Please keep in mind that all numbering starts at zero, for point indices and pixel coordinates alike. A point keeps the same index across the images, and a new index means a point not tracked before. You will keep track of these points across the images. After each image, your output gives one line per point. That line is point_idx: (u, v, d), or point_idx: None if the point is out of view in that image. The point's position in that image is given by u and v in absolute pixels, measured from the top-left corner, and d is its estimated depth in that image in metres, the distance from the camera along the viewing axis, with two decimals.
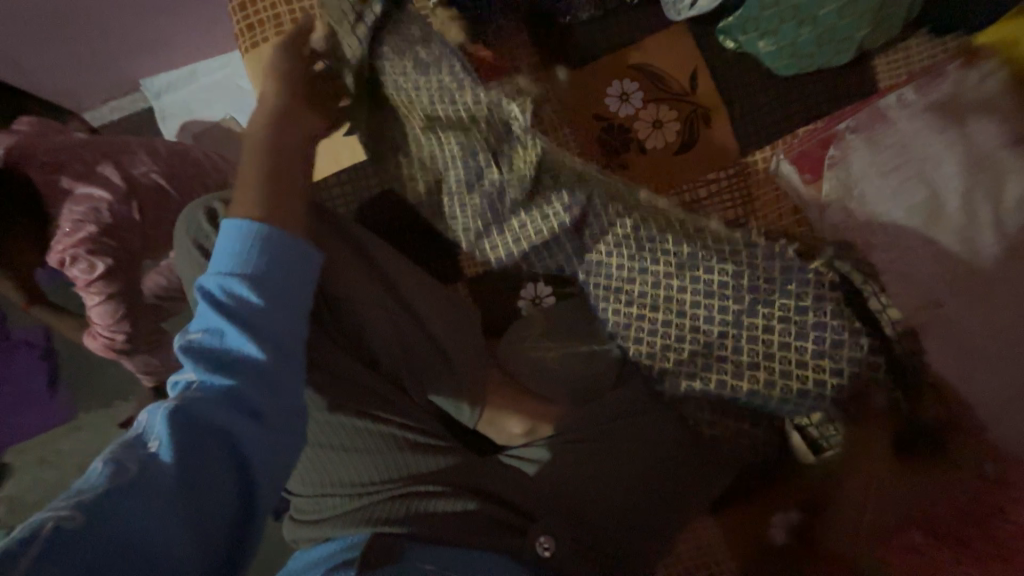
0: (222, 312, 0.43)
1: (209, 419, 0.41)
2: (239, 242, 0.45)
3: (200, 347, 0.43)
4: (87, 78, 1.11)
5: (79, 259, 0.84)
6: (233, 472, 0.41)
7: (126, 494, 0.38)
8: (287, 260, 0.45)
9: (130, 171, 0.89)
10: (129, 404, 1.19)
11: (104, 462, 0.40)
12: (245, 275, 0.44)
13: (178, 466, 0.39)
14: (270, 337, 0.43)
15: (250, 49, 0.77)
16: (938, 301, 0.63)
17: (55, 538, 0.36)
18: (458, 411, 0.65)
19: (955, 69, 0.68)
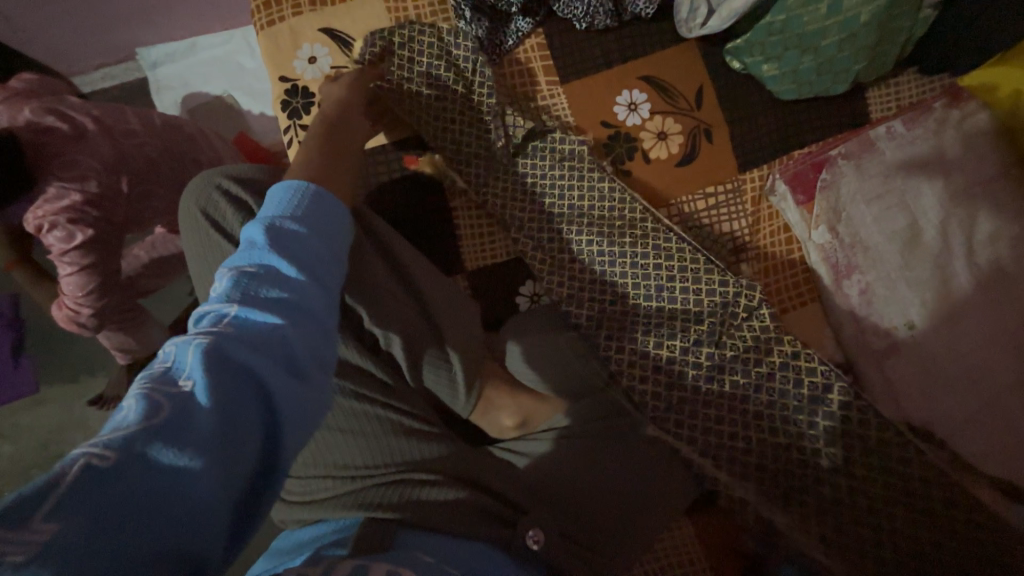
0: (270, 254, 0.41)
1: (251, 356, 0.36)
2: (290, 194, 0.44)
3: (247, 280, 0.39)
4: (81, 42, 1.08)
5: (56, 226, 0.80)
6: (270, 420, 0.36)
7: (159, 435, 0.32)
8: (333, 217, 0.45)
9: (122, 141, 0.86)
10: (98, 379, 1.15)
11: (132, 401, 0.34)
12: (294, 223, 0.43)
13: (216, 408, 0.34)
14: (314, 279, 0.41)
15: (264, 26, 0.76)
16: (913, 324, 0.68)
17: (85, 477, 0.30)
18: (452, 400, 0.66)
19: (940, 108, 0.73)
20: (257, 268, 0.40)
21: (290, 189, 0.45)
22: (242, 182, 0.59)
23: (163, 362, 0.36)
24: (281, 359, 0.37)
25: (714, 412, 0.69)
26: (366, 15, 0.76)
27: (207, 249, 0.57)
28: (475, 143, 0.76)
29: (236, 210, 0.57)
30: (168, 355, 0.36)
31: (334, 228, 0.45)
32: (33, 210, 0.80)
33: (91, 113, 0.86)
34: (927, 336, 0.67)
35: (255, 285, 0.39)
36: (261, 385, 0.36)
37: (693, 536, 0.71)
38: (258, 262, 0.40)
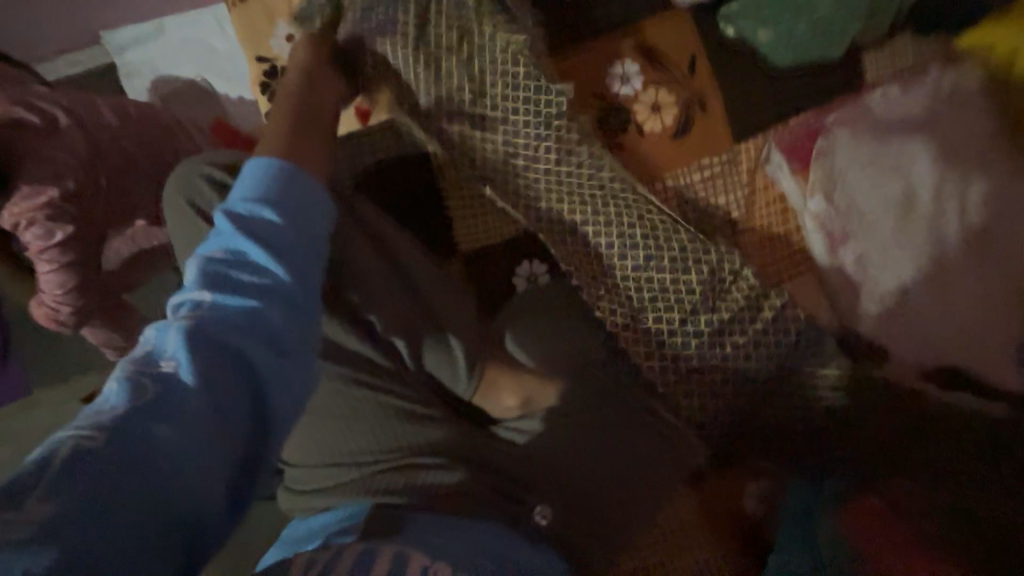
0: (238, 231, 0.42)
1: (226, 339, 0.39)
2: (260, 167, 0.46)
3: (216, 262, 0.41)
4: (36, 24, 1.01)
5: (36, 223, 0.78)
6: (248, 399, 0.39)
7: (145, 415, 0.36)
8: (307, 187, 0.46)
9: (89, 132, 0.81)
10: (89, 377, 1.13)
11: (117, 382, 0.38)
12: (267, 201, 0.44)
13: (199, 391, 0.37)
14: (289, 257, 0.43)
15: (237, 3, 0.72)
16: (905, 289, 0.69)
17: (75, 457, 0.34)
18: (453, 381, 0.66)
19: (935, 70, 0.72)
20: (224, 252, 0.42)
21: (258, 164, 0.46)
22: (228, 170, 0.57)
23: (145, 346, 0.40)
24: (256, 341, 0.40)
25: (708, 376, 0.71)
26: None
27: (196, 241, 0.55)
28: (448, 109, 0.69)
29: (224, 199, 0.55)
30: (149, 342, 0.40)
31: (309, 209, 0.46)
32: (6, 208, 0.77)
33: (59, 104, 0.81)
34: (919, 300, 0.68)
35: (228, 267, 0.42)
36: (243, 368, 0.39)
37: (696, 511, 0.72)
38: (229, 246, 0.42)
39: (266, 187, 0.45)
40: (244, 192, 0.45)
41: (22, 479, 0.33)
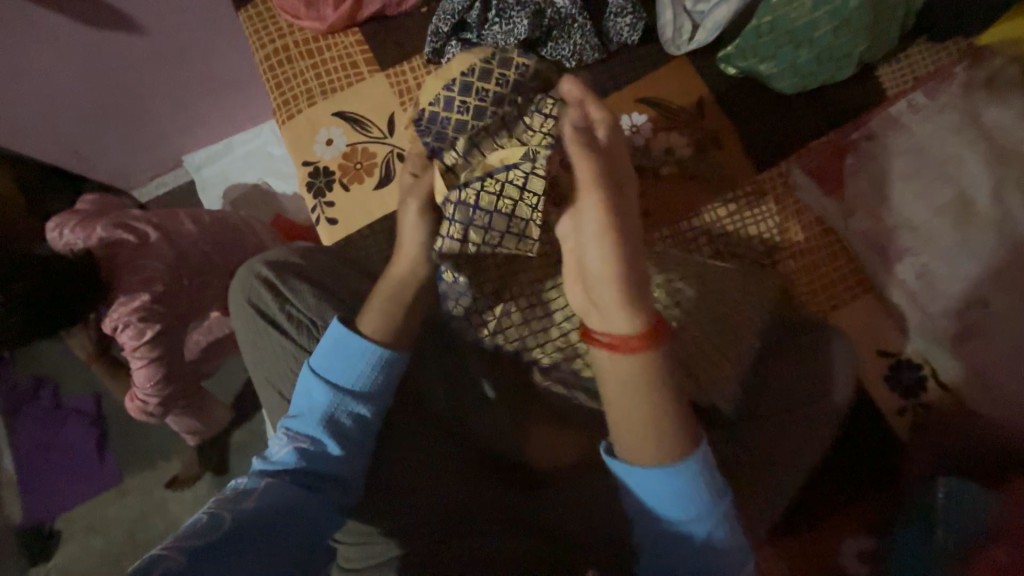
0: (328, 419, 0.57)
1: (295, 499, 0.53)
2: (364, 356, 0.57)
3: (302, 444, 0.56)
4: (134, 161, 1.22)
5: (131, 324, 0.89)
6: (299, 547, 0.52)
7: (222, 545, 0.48)
8: (386, 387, 0.59)
9: (174, 244, 0.94)
10: (172, 463, 1.22)
11: (206, 514, 0.51)
12: (350, 394, 0.57)
13: (266, 534, 0.50)
14: (352, 443, 0.57)
15: (285, 121, 0.84)
16: (986, 299, 0.63)
17: (165, 574, 0.44)
18: (499, 440, 0.67)
19: (962, 71, 0.69)
20: (308, 437, 0.57)
21: (363, 347, 0.57)
22: (278, 267, 0.63)
23: (235, 487, 0.55)
24: (313, 505, 0.54)
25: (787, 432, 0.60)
26: (372, 94, 0.83)
27: (256, 334, 0.62)
28: None
29: (275, 295, 0.61)
30: (238, 484, 0.55)
31: (381, 395, 0.59)
32: (110, 313, 0.89)
33: (150, 223, 0.95)
34: (1005, 311, 0.62)
35: (308, 447, 0.56)
36: (299, 519, 0.53)
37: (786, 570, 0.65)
38: (310, 431, 0.57)
39: (347, 374, 0.58)
40: (342, 374, 0.57)
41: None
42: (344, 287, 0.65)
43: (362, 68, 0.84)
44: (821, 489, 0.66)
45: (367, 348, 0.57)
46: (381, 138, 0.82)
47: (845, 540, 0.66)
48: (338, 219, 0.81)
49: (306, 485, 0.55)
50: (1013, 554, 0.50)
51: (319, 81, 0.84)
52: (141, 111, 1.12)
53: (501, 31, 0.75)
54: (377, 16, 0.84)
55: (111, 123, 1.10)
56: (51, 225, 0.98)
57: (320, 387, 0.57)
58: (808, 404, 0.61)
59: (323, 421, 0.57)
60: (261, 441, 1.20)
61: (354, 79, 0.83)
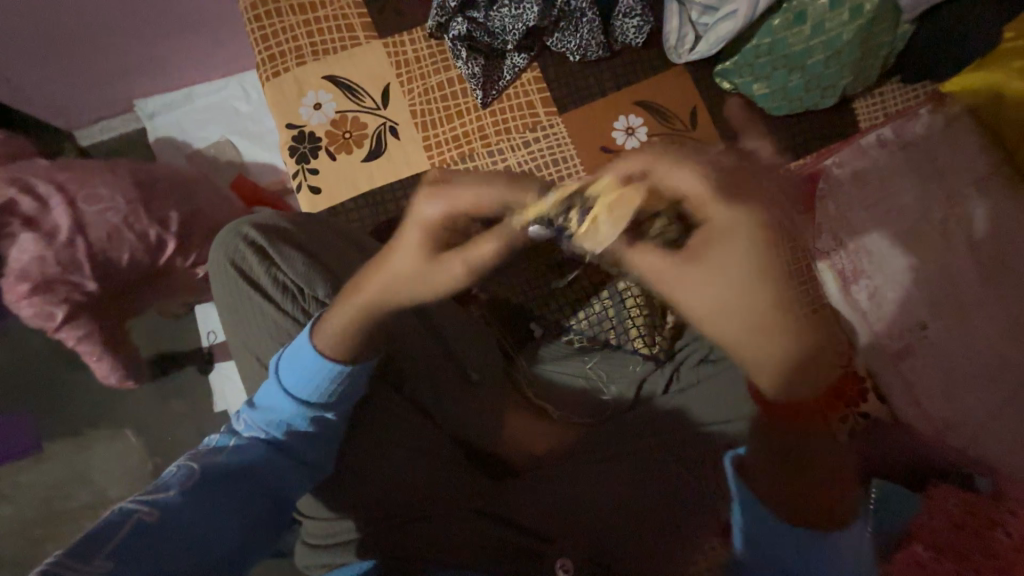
0: (284, 420, 0.54)
1: (260, 468, 0.52)
2: (322, 370, 0.53)
3: (258, 445, 0.54)
4: (77, 98, 1.09)
5: (31, 305, 0.78)
6: (271, 506, 0.52)
7: (193, 500, 0.47)
8: (351, 395, 0.55)
9: (85, 208, 0.78)
10: (102, 432, 1.12)
11: (178, 467, 0.49)
12: (306, 405, 0.54)
13: (239, 490, 0.50)
14: (309, 450, 0.55)
15: (270, 77, 0.79)
16: (925, 324, 0.70)
17: (137, 529, 0.43)
18: (470, 421, 0.67)
19: (928, 113, 0.75)
20: (264, 439, 0.54)
21: (323, 362, 0.53)
22: (268, 232, 0.60)
23: (206, 444, 0.54)
24: (274, 487, 0.52)
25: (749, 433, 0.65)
26: (368, 61, 0.79)
27: (237, 299, 0.59)
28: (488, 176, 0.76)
29: (261, 260, 0.58)
30: (211, 442, 0.54)
31: (341, 405, 0.55)
32: (9, 291, 0.78)
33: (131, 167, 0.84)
34: (941, 335, 0.69)
35: (264, 451, 0.54)
36: (270, 481, 0.52)
37: None
38: (267, 432, 0.54)
39: (309, 386, 0.53)
40: (299, 381, 0.53)
41: (93, 536, 0.42)
42: (334, 256, 0.62)
43: (359, 32, 0.80)
44: None
45: (326, 363, 0.53)
46: (374, 109, 0.79)
47: None
48: (322, 187, 0.77)
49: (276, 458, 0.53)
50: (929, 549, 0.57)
51: (311, 39, 0.79)
52: (92, 42, 1.00)
53: (510, 14, 0.74)
54: None
55: (56, 48, 0.98)
56: None
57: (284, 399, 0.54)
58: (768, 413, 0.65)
59: (281, 422, 0.54)
60: (206, 415, 1.13)
61: (350, 42, 0.79)
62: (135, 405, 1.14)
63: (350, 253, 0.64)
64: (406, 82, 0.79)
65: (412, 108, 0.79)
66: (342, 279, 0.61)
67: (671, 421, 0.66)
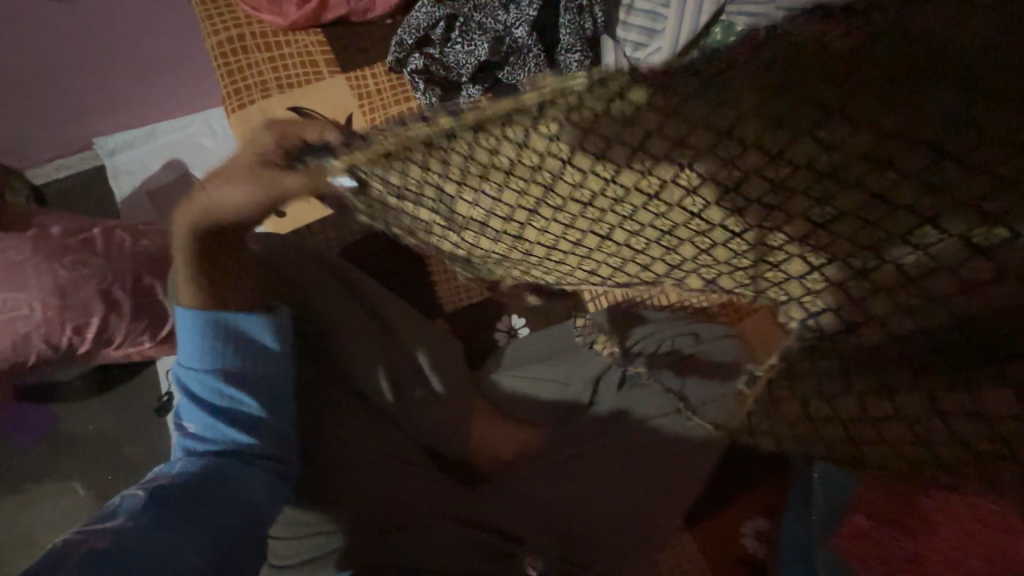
0: (211, 400, 0.57)
1: (217, 468, 0.54)
2: (202, 331, 0.55)
3: (196, 435, 0.57)
4: (37, 138, 1.09)
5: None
6: (240, 512, 0.54)
7: (140, 521, 0.49)
8: (255, 352, 0.58)
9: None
10: (50, 482, 1.06)
11: (121, 498, 0.53)
12: (218, 370, 0.56)
13: (186, 502, 0.52)
14: (248, 419, 0.58)
15: (236, 110, 0.83)
16: None
17: (86, 557, 0.46)
18: (440, 431, 0.69)
19: None
20: (196, 426, 0.57)
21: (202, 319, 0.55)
22: None
23: (155, 474, 0.57)
24: (235, 482, 0.54)
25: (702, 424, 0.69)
26: (331, 93, 0.84)
27: None
28: None
29: None
30: (157, 471, 0.57)
31: (259, 358, 0.58)
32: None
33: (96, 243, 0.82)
34: None
35: (207, 437, 0.57)
36: (223, 487, 0.53)
37: (697, 550, 0.75)
38: (198, 419, 0.57)
39: (210, 352, 0.56)
40: (197, 354, 0.56)
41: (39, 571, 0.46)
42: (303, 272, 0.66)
43: (322, 68, 0.85)
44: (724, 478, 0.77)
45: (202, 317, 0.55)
46: None
47: (744, 522, 0.76)
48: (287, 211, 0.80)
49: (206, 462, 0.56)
50: (870, 519, 0.59)
51: (275, 74, 0.84)
52: (55, 83, 1.02)
53: (463, 51, 0.82)
54: (339, 21, 0.86)
55: (10, 91, 0.97)
56: None
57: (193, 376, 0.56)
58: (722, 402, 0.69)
59: (204, 404, 0.56)
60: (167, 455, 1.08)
61: (313, 77, 0.84)
62: (86, 452, 1.08)
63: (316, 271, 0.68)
64: (368, 112, 0.84)
65: None
66: None
67: (631, 416, 0.70)
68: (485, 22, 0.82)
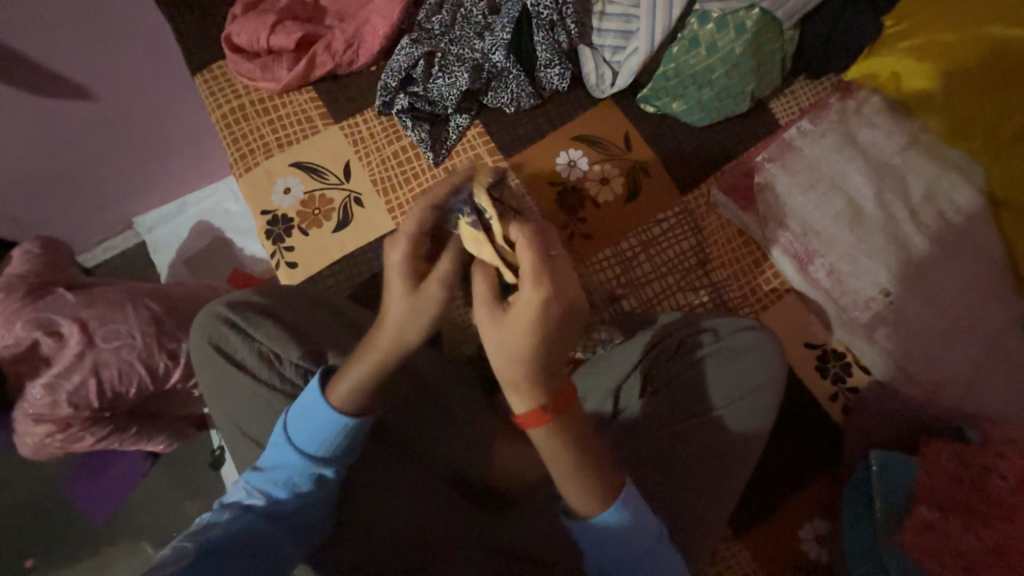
0: (291, 481, 0.57)
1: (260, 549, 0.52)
2: (331, 426, 0.56)
3: (260, 508, 0.56)
4: (81, 225, 1.19)
5: (55, 440, 0.82)
6: None
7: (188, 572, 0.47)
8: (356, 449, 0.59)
9: (102, 346, 0.78)
10: (117, 546, 1.11)
11: (173, 547, 0.50)
12: (321, 458, 0.57)
13: None
14: (307, 511, 0.57)
15: (243, 173, 0.88)
16: (886, 290, 0.73)
17: None
18: (464, 457, 0.69)
19: (836, 102, 0.82)
20: (265, 497, 0.56)
21: (333, 417, 0.56)
22: (242, 308, 0.64)
23: (201, 523, 0.54)
24: None
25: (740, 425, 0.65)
26: (328, 144, 0.88)
27: (218, 376, 0.62)
28: None
29: (238, 334, 0.63)
30: (204, 521, 0.55)
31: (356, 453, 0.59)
32: (24, 436, 0.81)
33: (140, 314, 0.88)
34: (904, 298, 0.72)
35: (266, 511, 0.56)
36: None
37: (751, 559, 0.70)
38: (270, 490, 0.57)
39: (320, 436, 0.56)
40: (308, 439, 0.56)
41: None
42: (311, 326, 0.67)
43: (317, 122, 0.89)
44: (774, 478, 0.72)
45: (335, 419, 0.56)
46: (339, 184, 0.86)
47: (803, 525, 0.71)
48: (298, 262, 0.83)
49: (268, 518, 0.55)
50: (931, 509, 0.57)
51: (276, 135, 0.88)
52: (93, 172, 1.11)
53: (445, 84, 0.84)
54: (328, 76, 0.91)
55: (58, 187, 1.08)
56: (22, 249, 0.85)
57: (297, 449, 0.56)
58: (748, 401, 0.66)
59: (286, 481, 0.57)
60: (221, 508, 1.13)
61: (310, 132, 0.89)
62: (146, 515, 1.12)
63: (327, 317, 0.69)
64: (364, 156, 0.87)
65: (372, 177, 0.87)
66: (318, 344, 0.65)
67: (658, 422, 0.67)
68: (463, 53, 0.84)
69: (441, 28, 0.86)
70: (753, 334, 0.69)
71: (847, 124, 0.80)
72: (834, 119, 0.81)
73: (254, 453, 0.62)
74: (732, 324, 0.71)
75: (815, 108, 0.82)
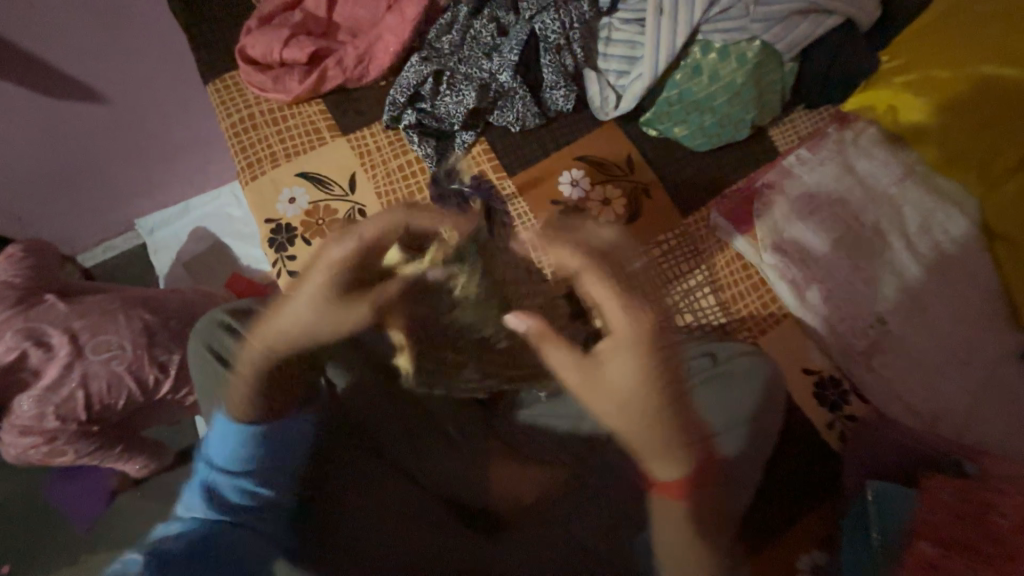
0: (244, 488, 0.62)
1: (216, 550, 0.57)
2: (234, 437, 0.62)
3: (210, 516, 0.60)
4: (84, 226, 1.19)
5: (38, 452, 0.81)
6: None
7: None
8: (298, 453, 0.65)
9: (91, 358, 0.78)
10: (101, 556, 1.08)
11: (135, 555, 0.55)
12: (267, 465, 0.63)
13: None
14: (262, 512, 0.61)
15: (249, 181, 0.89)
16: (884, 318, 0.74)
17: None
18: (457, 474, 0.68)
19: (835, 131, 0.84)
20: (216, 506, 0.60)
21: (237, 428, 0.62)
22: (243, 316, 0.66)
23: (163, 532, 0.60)
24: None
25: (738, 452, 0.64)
26: (335, 156, 0.89)
27: (215, 382, 0.63)
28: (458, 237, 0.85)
29: (237, 340, 0.64)
30: (163, 532, 0.60)
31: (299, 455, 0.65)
32: (11, 441, 0.80)
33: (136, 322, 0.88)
34: (901, 327, 0.73)
35: (219, 517, 0.60)
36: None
37: None
38: (222, 498, 0.61)
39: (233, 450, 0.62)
40: (223, 454, 0.63)
41: None
42: None
43: (325, 134, 0.90)
44: (772, 507, 0.71)
45: (241, 428, 0.62)
46: (343, 195, 0.87)
47: (801, 555, 0.70)
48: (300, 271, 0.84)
49: (227, 521, 0.60)
50: (931, 545, 0.53)
51: (284, 145, 0.90)
52: (100, 174, 1.12)
53: (452, 102, 0.86)
54: (338, 90, 0.93)
55: (64, 189, 1.09)
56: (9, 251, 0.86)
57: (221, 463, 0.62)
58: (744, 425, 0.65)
59: (238, 489, 0.62)
60: None
61: (317, 143, 0.90)
62: None
63: None
64: (370, 168, 0.89)
65: (376, 189, 0.87)
66: (315, 356, 0.67)
67: None
68: (471, 72, 0.86)
69: (450, 47, 0.88)
70: (750, 358, 0.70)
71: (846, 154, 0.82)
72: (833, 148, 0.82)
73: (247, 460, 0.63)
74: (727, 348, 0.72)
75: (811, 136, 0.85)
